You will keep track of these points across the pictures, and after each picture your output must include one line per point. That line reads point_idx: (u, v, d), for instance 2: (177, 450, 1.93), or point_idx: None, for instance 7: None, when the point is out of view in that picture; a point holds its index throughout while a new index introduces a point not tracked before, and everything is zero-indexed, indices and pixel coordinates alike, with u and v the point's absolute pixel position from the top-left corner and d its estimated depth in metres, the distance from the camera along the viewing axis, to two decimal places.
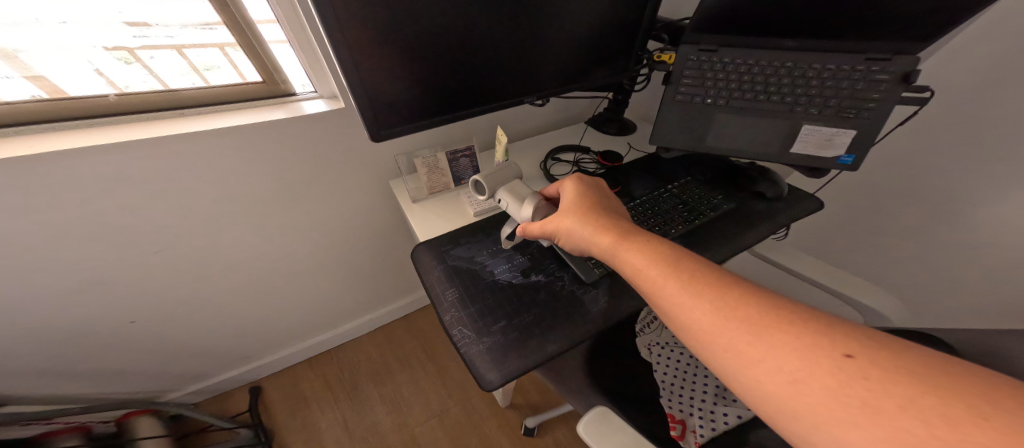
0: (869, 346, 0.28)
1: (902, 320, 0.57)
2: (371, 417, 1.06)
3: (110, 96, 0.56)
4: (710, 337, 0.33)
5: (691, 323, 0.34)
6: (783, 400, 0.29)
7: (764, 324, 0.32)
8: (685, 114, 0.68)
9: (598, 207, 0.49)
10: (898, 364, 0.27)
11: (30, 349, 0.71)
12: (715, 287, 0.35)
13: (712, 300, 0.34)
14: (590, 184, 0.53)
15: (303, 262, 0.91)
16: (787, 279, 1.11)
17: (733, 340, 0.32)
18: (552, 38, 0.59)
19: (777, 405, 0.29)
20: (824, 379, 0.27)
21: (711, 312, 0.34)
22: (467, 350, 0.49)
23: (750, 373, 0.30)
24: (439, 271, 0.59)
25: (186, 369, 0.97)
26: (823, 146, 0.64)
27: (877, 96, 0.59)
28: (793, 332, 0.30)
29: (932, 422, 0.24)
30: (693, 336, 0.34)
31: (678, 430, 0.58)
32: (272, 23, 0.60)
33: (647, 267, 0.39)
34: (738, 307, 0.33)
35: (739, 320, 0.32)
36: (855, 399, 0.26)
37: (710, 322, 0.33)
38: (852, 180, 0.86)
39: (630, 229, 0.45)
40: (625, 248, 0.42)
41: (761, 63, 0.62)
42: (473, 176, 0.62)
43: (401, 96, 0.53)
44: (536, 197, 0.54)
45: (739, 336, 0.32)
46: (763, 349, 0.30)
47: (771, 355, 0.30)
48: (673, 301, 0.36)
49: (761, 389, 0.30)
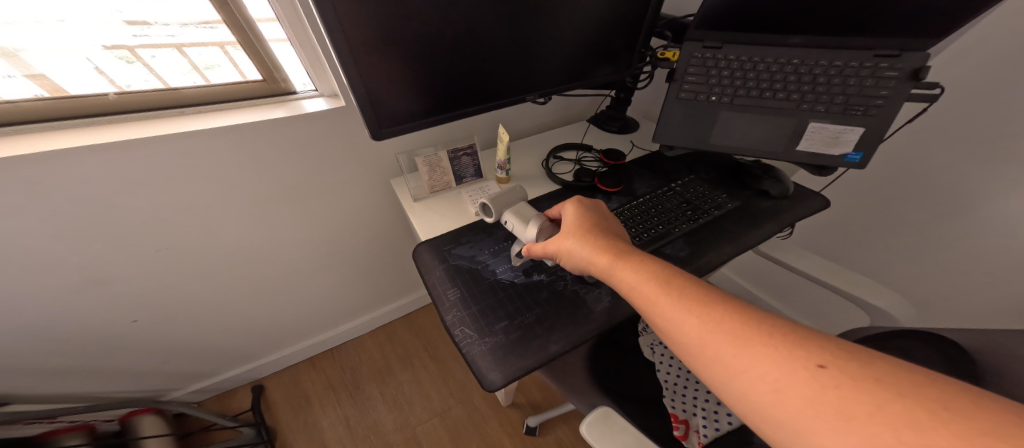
0: (841, 356, 0.29)
1: (910, 320, 0.56)
2: (373, 416, 1.06)
3: (109, 94, 0.56)
4: (699, 350, 0.33)
5: (683, 339, 0.35)
6: (766, 409, 0.29)
7: (744, 335, 0.32)
8: (689, 112, 0.67)
9: (598, 228, 0.48)
10: (870, 373, 0.27)
11: (33, 348, 0.71)
12: (705, 302, 0.35)
13: (697, 312, 0.35)
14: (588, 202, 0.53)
15: (304, 261, 0.91)
16: (791, 278, 1.10)
17: (716, 351, 0.32)
18: (555, 35, 0.59)
19: (763, 415, 0.29)
20: (799, 387, 0.28)
21: (699, 327, 0.34)
22: (468, 350, 0.49)
23: (737, 385, 0.31)
24: (440, 270, 0.59)
25: (189, 368, 0.97)
26: (829, 144, 0.63)
27: (885, 93, 0.58)
28: (772, 342, 0.31)
29: (900, 428, 0.24)
30: (684, 350, 0.34)
31: (682, 430, 0.57)
32: (272, 22, 0.59)
33: (636, 280, 0.40)
34: (721, 319, 0.34)
35: (725, 334, 0.33)
36: (828, 406, 0.26)
37: (694, 333, 0.34)
38: (858, 178, 0.85)
39: (625, 246, 0.45)
40: (616, 262, 0.43)
41: (767, 61, 0.61)
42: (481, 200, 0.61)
43: (402, 95, 0.53)
44: (541, 218, 0.53)
45: (721, 347, 0.32)
46: (743, 359, 0.31)
47: (751, 365, 0.30)
48: (660, 313, 0.37)
49: (745, 399, 0.30)
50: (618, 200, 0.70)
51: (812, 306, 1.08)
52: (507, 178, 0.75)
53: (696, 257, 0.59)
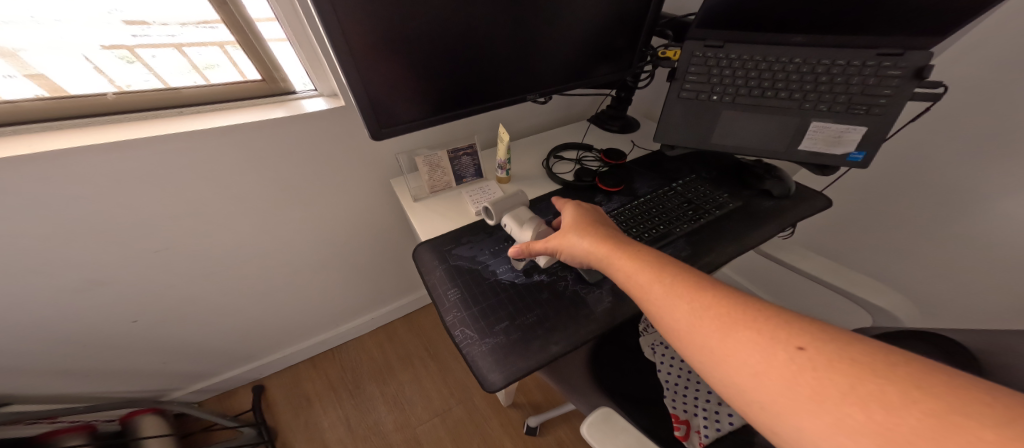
0: (823, 338, 0.28)
1: (912, 320, 0.56)
2: (374, 417, 1.06)
3: (108, 94, 0.56)
4: (687, 337, 0.33)
5: (672, 324, 0.35)
6: (746, 391, 0.29)
7: (729, 320, 0.32)
8: (690, 111, 0.66)
9: (597, 223, 0.49)
10: (850, 354, 0.27)
11: (34, 348, 0.71)
12: (696, 288, 0.36)
13: (686, 299, 0.35)
14: (589, 209, 0.53)
15: (304, 261, 0.91)
16: (793, 278, 1.09)
17: (703, 338, 0.32)
18: (555, 34, 0.59)
19: (744, 399, 0.29)
20: (779, 370, 0.28)
21: (688, 313, 0.34)
22: (469, 351, 0.48)
23: (721, 370, 0.31)
24: (440, 270, 0.59)
25: (190, 368, 0.97)
26: (832, 143, 0.63)
27: (889, 92, 0.57)
28: (756, 327, 0.31)
29: (871, 408, 0.24)
30: (674, 338, 0.34)
31: (683, 430, 0.57)
32: (271, 21, 0.59)
33: (630, 272, 0.40)
34: (708, 305, 0.34)
35: (711, 318, 0.33)
36: (805, 388, 0.26)
37: (684, 322, 0.34)
38: (860, 177, 0.85)
39: (622, 238, 0.45)
40: (613, 255, 0.43)
41: (768, 60, 0.61)
42: (488, 201, 0.61)
43: (403, 94, 0.52)
44: (540, 224, 0.55)
45: (707, 334, 0.32)
46: (727, 345, 0.31)
47: (735, 350, 0.30)
48: (652, 302, 0.37)
49: (729, 383, 0.30)
50: (619, 200, 0.70)
51: (813, 306, 1.08)
52: (507, 178, 0.75)
53: (697, 257, 0.59)
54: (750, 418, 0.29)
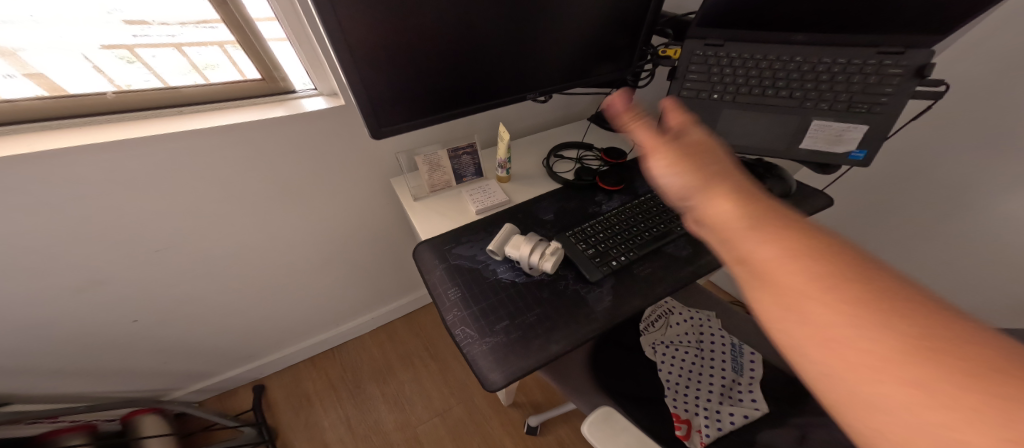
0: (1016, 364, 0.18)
1: None
2: (374, 416, 1.06)
3: (107, 93, 0.56)
4: (783, 298, 0.25)
5: (764, 279, 0.26)
6: (849, 381, 0.21)
7: (860, 300, 0.22)
8: (691, 110, 0.66)
9: (695, 152, 0.40)
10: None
11: (35, 347, 0.71)
12: (808, 245, 0.26)
13: (798, 258, 0.25)
14: (685, 116, 0.44)
15: (304, 260, 0.91)
16: None
17: (811, 307, 0.23)
18: (556, 33, 0.58)
19: (842, 388, 0.22)
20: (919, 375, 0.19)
21: (792, 268, 0.25)
22: (469, 351, 0.48)
23: (819, 348, 0.22)
24: (440, 270, 0.58)
25: (190, 367, 0.97)
26: (833, 142, 0.63)
27: (890, 90, 0.57)
28: (902, 318, 0.21)
29: None
30: (760, 296, 0.26)
31: (683, 430, 0.57)
32: (271, 21, 0.59)
33: (722, 214, 0.31)
34: (828, 272, 0.24)
35: (834, 287, 0.23)
36: (968, 408, 0.18)
37: (786, 280, 0.25)
38: None
39: (715, 175, 0.36)
40: (706, 193, 0.34)
41: (769, 58, 0.61)
42: (489, 248, 0.58)
43: (402, 93, 0.52)
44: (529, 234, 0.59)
45: (819, 304, 0.23)
46: (843, 325, 0.22)
47: (854, 332, 0.21)
48: (742, 251, 0.28)
49: (828, 367, 0.22)
50: (619, 199, 0.70)
51: None
52: (507, 177, 0.74)
53: (698, 256, 0.59)
54: (835, 407, 0.22)
